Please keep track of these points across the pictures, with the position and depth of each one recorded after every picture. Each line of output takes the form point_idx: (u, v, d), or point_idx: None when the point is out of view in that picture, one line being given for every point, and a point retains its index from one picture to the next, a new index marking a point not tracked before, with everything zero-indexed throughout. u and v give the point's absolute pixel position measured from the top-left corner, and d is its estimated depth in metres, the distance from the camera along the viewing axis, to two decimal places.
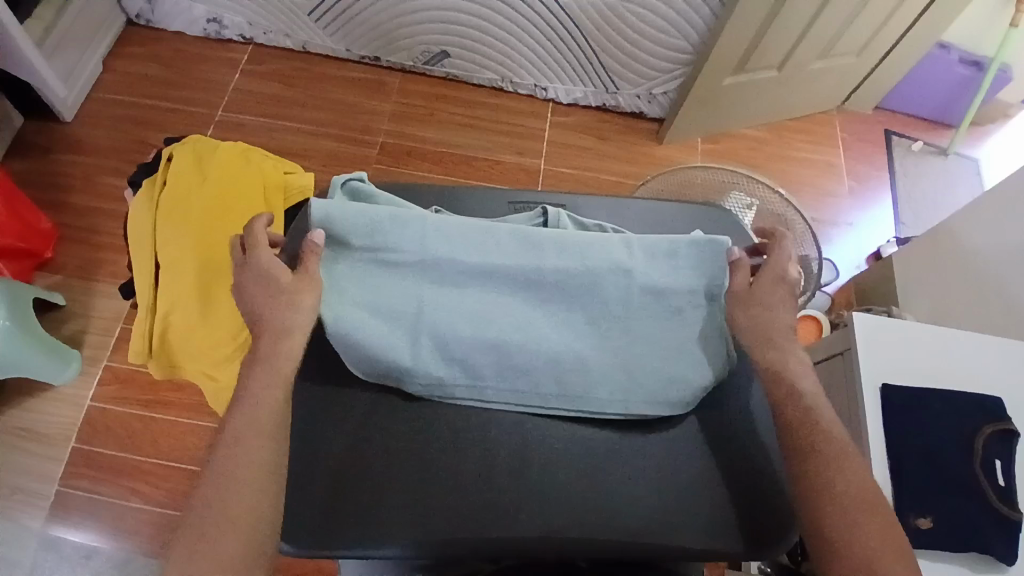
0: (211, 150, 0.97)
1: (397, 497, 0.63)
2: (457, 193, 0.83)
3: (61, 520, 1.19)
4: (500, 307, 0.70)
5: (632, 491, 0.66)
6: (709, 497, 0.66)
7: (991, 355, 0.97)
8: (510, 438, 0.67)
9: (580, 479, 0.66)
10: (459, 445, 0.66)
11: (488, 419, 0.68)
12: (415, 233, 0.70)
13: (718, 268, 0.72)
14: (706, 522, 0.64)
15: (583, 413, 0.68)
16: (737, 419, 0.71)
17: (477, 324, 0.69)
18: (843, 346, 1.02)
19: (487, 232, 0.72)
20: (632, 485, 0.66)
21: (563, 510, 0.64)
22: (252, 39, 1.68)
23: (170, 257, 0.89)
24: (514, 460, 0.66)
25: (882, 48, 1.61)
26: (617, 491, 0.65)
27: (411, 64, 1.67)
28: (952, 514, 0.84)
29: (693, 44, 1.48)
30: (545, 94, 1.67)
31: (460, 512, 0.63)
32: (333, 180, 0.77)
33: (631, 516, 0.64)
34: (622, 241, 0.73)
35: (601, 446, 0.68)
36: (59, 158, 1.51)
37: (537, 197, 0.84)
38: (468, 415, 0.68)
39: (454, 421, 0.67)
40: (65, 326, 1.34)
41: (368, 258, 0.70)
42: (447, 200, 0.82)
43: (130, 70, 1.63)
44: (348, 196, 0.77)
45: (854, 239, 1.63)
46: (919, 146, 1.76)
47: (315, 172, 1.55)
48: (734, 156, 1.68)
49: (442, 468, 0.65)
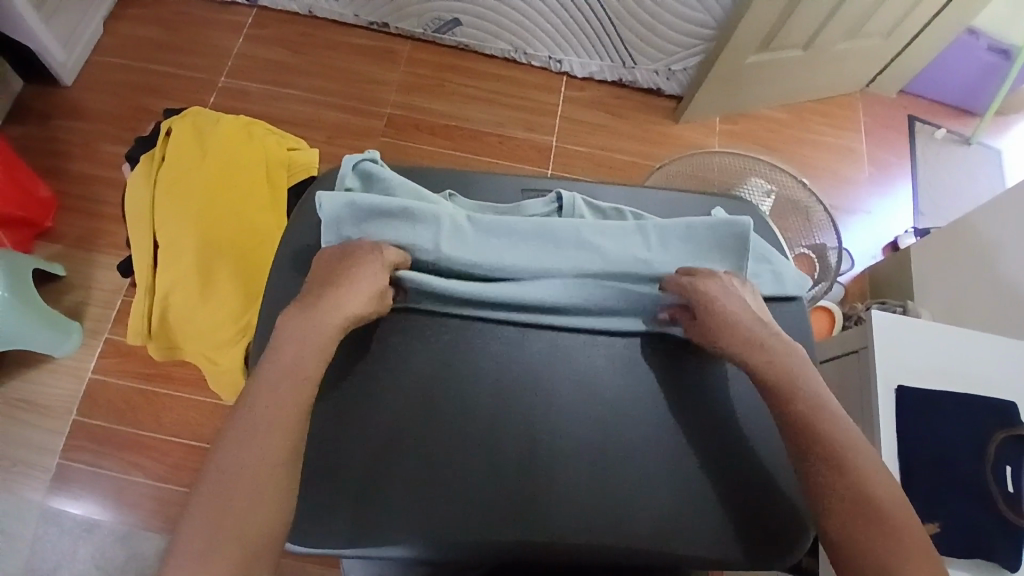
0: (211, 124, 0.93)
1: (404, 497, 0.63)
2: (469, 178, 0.80)
3: (64, 492, 1.19)
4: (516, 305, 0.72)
5: (641, 497, 0.65)
6: (719, 506, 0.65)
7: (1009, 357, 0.95)
8: (518, 442, 0.67)
9: (592, 484, 0.65)
10: (466, 444, 0.66)
11: (496, 422, 0.67)
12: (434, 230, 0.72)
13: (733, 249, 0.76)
14: (715, 532, 0.65)
15: (591, 421, 0.68)
16: (749, 427, 0.70)
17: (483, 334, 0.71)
18: (859, 344, 0.98)
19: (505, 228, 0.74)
20: (641, 491, 0.66)
21: (569, 517, 0.64)
22: (256, 2, 1.62)
23: (169, 235, 0.86)
24: (523, 461, 0.66)
25: (912, 29, 1.53)
26: (628, 499, 0.65)
27: (421, 32, 1.60)
28: (962, 519, 0.83)
29: (715, 19, 1.42)
30: (559, 67, 1.61)
31: (473, 513, 0.63)
32: (345, 160, 0.75)
33: (639, 524, 0.64)
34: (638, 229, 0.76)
35: (611, 453, 0.67)
36: (57, 123, 1.47)
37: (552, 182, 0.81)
38: (477, 416, 0.67)
39: (459, 423, 0.67)
40: (66, 297, 1.32)
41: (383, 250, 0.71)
42: (459, 184, 0.79)
43: (131, 32, 1.57)
44: (359, 177, 0.75)
45: (870, 228, 1.59)
46: (942, 134, 1.70)
47: (319, 144, 1.50)
48: (752, 139, 1.63)
49: (450, 469, 0.65)
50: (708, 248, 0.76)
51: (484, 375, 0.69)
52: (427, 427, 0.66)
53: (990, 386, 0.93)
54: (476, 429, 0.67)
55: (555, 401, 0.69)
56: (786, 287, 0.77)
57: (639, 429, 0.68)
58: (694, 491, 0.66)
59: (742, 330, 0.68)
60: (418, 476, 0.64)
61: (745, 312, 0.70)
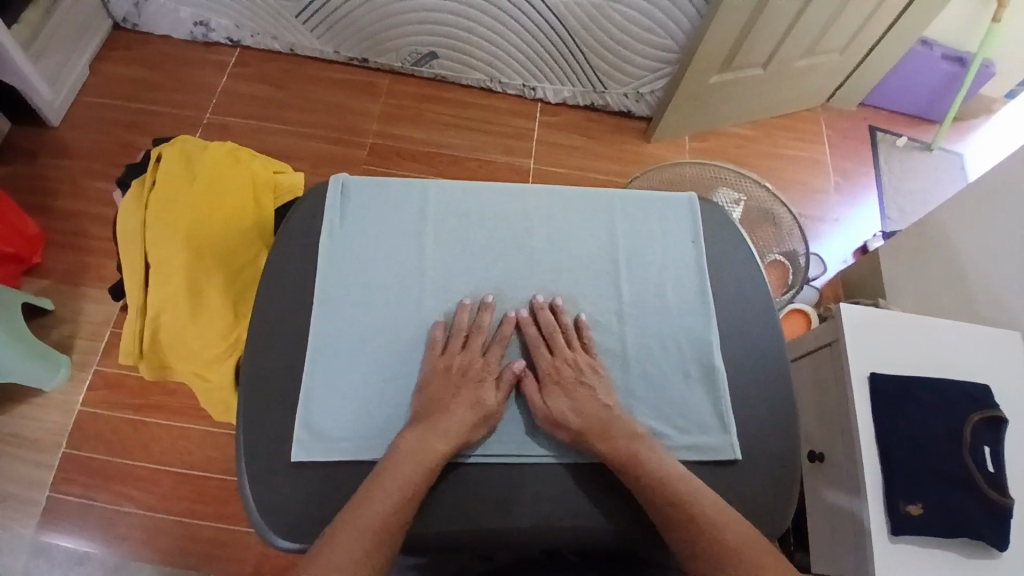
0: (200, 150, 0.97)
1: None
2: (451, 216, 0.87)
3: (52, 527, 1.18)
4: (502, 290, 0.83)
5: (610, 493, 0.72)
6: None
7: (975, 343, 0.99)
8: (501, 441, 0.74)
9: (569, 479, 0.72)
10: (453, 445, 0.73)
11: (477, 424, 0.75)
12: (415, 219, 0.86)
13: (686, 217, 0.90)
14: None
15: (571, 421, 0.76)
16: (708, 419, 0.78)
17: (476, 329, 0.80)
18: (831, 337, 1.02)
19: (480, 212, 0.87)
20: (609, 489, 0.72)
21: (552, 505, 0.71)
22: (239, 42, 1.68)
23: (159, 256, 0.89)
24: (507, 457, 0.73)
25: (866, 46, 1.63)
26: (606, 487, 0.72)
27: (399, 65, 1.67)
28: (944, 498, 0.85)
29: (679, 43, 1.50)
30: (533, 94, 1.68)
31: (461, 514, 0.69)
32: (330, 177, 0.88)
33: (622, 507, 0.71)
34: (604, 215, 0.89)
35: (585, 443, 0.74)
36: (46, 162, 1.50)
37: (531, 219, 0.88)
38: (462, 421, 0.75)
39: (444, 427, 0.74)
40: (54, 331, 1.33)
41: (367, 239, 0.85)
42: (444, 226, 0.86)
43: (118, 74, 1.62)
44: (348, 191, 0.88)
45: (841, 234, 1.65)
46: (903, 142, 1.79)
47: (307, 174, 1.55)
48: (721, 154, 1.70)
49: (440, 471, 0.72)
50: (661, 215, 0.90)
51: (475, 379, 0.78)
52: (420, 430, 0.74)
53: (960, 369, 0.96)
54: None
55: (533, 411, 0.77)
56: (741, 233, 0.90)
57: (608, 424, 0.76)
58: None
59: (572, 417, 0.74)
60: (412, 482, 0.71)
61: (594, 400, 0.76)
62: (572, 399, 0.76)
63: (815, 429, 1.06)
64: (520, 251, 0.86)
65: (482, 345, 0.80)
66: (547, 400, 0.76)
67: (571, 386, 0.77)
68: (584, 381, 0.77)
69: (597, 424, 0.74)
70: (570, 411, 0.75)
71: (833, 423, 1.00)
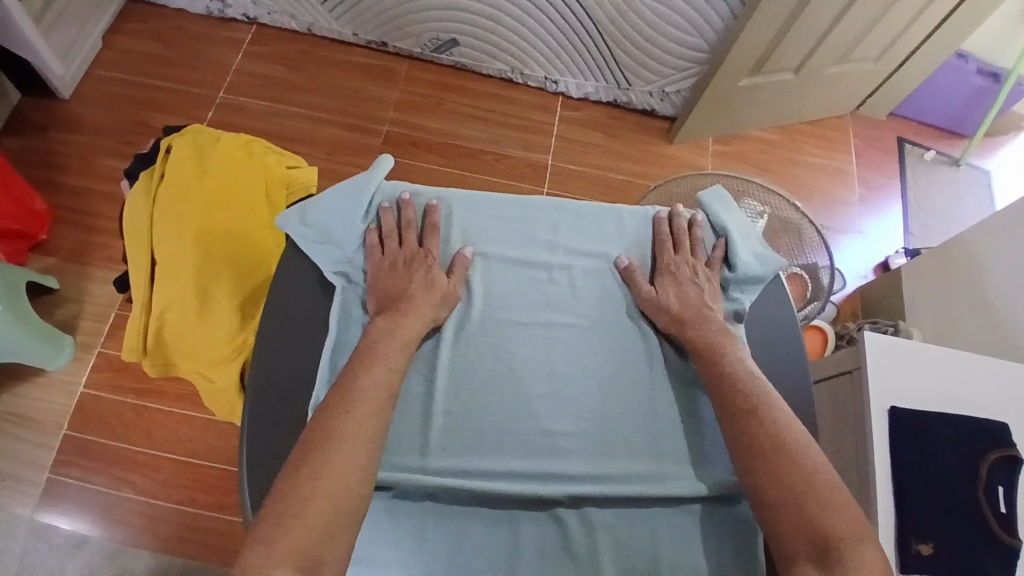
0: (211, 141, 0.95)
1: (409, 532, 0.74)
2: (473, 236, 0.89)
3: (52, 509, 1.18)
4: (522, 316, 0.84)
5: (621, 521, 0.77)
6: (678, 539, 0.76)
7: (999, 379, 0.96)
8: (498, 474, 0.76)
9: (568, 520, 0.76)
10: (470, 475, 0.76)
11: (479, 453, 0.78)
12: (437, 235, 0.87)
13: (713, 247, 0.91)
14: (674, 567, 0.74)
15: (570, 459, 0.78)
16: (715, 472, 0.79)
17: (492, 352, 0.82)
18: (852, 364, 0.99)
19: (505, 232, 0.89)
20: (622, 523, 0.76)
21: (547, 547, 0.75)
22: (256, 19, 1.64)
23: (167, 251, 0.86)
24: (533, 482, 0.77)
25: (901, 54, 1.56)
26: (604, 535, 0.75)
27: (418, 51, 1.62)
28: (953, 539, 0.83)
29: (708, 43, 1.45)
30: (555, 86, 1.63)
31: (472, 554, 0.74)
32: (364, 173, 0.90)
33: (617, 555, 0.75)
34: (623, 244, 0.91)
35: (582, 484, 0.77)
36: (55, 136, 1.47)
37: (551, 242, 0.89)
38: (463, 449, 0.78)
39: (446, 456, 0.77)
40: (59, 310, 1.31)
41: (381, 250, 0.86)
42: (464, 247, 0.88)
43: (131, 47, 1.59)
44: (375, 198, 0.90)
45: (862, 247, 1.61)
46: (931, 155, 1.73)
47: (319, 161, 1.51)
48: (744, 160, 1.65)
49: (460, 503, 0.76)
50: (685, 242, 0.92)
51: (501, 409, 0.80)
52: (436, 447, 0.77)
53: (981, 406, 0.94)
54: (463, 460, 0.77)
55: (534, 442, 0.79)
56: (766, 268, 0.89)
57: (607, 467, 0.78)
58: (670, 519, 0.77)
59: (676, 305, 0.84)
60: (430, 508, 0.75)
61: (699, 296, 0.85)
62: (682, 291, 0.86)
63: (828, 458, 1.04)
64: (544, 273, 0.87)
65: (496, 367, 0.81)
66: (656, 290, 0.85)
67: (687, 281, 0.87)
68: (698, 280, 0.87)
69: (697, 312, 0.84)
70: (674, 299, 0.85)
71: (848, 446, 0.98)
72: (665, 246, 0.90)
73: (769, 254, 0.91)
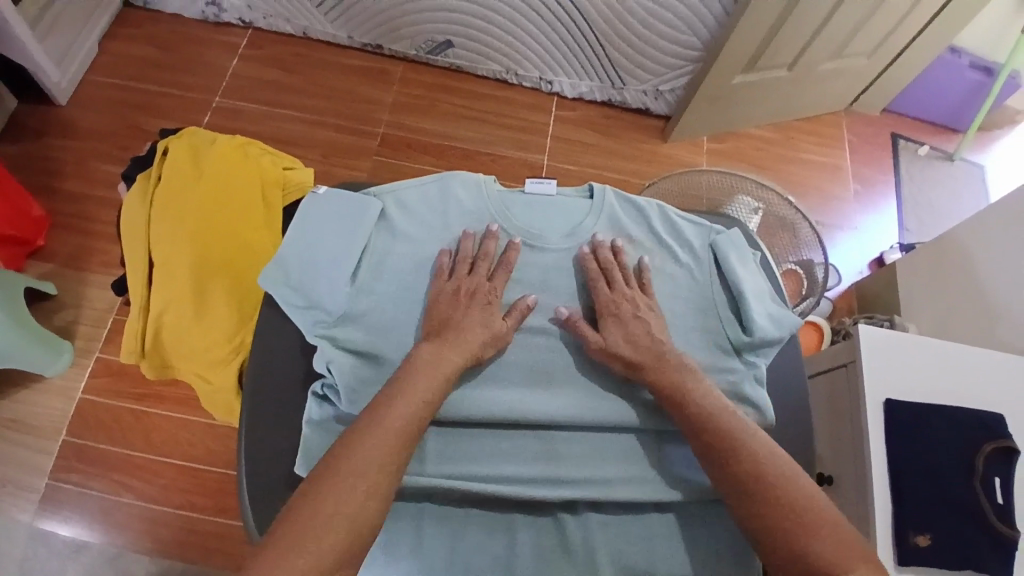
0: (207, 144, 0.95)
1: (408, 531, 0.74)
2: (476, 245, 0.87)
3: (51, 514, 1.18)
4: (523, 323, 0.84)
5: (620, 523, 0.78)
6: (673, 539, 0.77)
7: (994, 370, 0.96)
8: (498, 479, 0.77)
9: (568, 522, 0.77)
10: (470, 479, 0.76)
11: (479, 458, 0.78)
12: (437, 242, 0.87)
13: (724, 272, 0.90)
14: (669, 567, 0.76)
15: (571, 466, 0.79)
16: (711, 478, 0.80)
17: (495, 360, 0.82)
18: (848, 358, 1.00)
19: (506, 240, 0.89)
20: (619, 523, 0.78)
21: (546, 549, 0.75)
22: (252, 24, 1.64)
23: (163, 253, 0.87)
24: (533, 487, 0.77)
25: (895, 49, 1.57)
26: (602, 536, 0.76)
27: (413, 53, 1.63)
28: (951, 532, 0.84)
29: (702, 41, 1.45)
30: (550, 87, 1.64)
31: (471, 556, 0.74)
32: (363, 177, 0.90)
33: (614, 557, 0.76)
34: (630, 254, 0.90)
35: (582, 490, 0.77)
36: (52, 142, 1.47)
37: (552, 248, 0.89)
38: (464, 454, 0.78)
39: (445, 461, 0.77)
40: (57, 316, 1.32)
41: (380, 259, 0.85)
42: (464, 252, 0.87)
43: (127, 52, 1.59)
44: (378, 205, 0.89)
45: (857, 242, 1.61)
46: (925, 151, 1.74)
47: (315, 164, 1.52)
48: (739, 158, 1.66)
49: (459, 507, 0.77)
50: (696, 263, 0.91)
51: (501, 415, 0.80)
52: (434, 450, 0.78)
53: (977, 398, 0.94)
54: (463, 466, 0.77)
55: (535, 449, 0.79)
56: (781, 329, 0.87)
57: (609, 473, 0.78)
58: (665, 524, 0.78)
59: (627, 350, 0.80)
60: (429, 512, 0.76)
61: (645, 332, 0.81)
62: (626, 330, 0.82)
63: (825, 452, 1.04)
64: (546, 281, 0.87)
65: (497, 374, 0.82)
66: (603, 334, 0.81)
67: (628, 318, 0.82)
68: (640, 314, 0.83)
69: (652, 356, 0.79)
70: (624, 345, 0.81)
71: (845, 440, 0.99)
72: (598, 284, 0.85)
73: (786, 317, 0.88)
